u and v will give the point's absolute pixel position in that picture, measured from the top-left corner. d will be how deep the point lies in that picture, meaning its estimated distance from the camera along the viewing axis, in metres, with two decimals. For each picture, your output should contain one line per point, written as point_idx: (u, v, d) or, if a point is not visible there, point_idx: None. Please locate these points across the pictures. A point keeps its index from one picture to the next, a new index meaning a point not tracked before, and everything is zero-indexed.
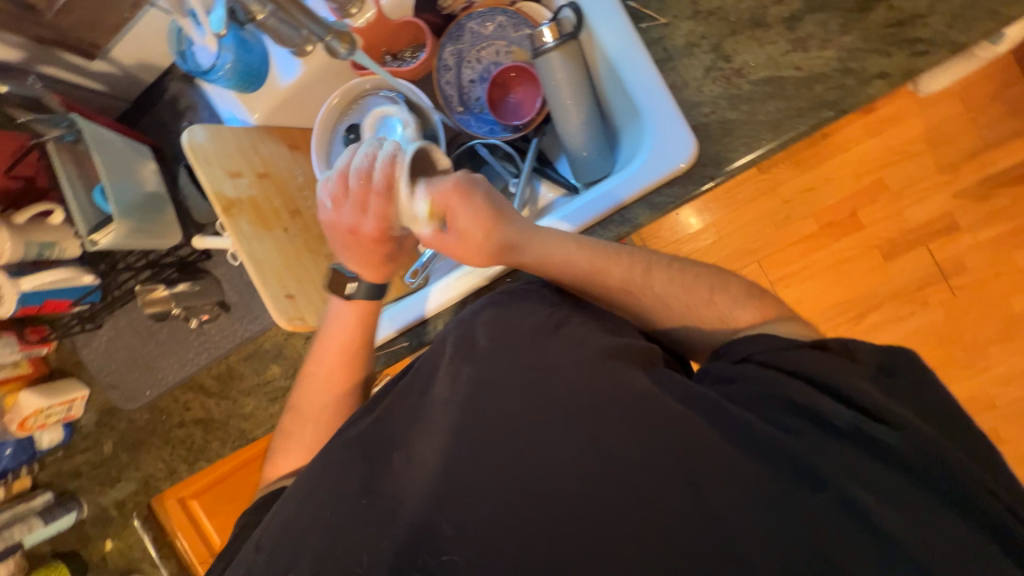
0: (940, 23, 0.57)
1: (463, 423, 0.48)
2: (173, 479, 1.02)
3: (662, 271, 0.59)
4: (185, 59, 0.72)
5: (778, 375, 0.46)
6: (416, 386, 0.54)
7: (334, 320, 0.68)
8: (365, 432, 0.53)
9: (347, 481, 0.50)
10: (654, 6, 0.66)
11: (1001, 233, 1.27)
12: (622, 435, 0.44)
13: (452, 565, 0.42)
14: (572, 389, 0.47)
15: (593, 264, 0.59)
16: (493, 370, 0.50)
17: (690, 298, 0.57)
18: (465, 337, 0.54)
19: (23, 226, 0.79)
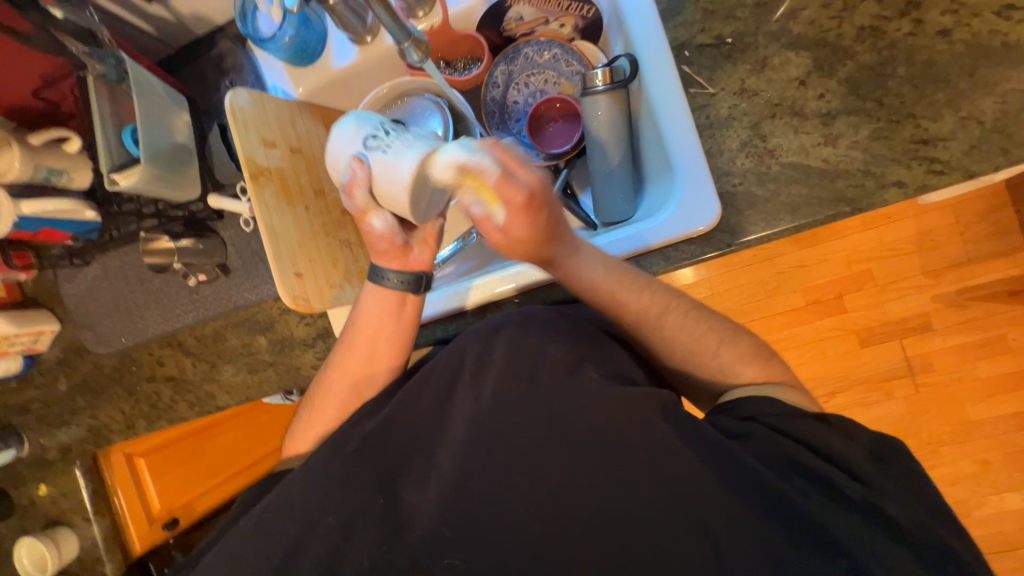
0: (957, 149, 0.62)
1: (474, 437, 0.52)
2: (129, 434, 0.97)
3: (676, 316, 0.60)
4: (244, 21, 0.72)
5: (774, 435, 0.50)
6: (431, 393, 0.56)
7: (364, 307, 0.67)
8: (381, 426, 0.55)
9: (359, 470, 0.52)
10: (705, 75, 0.68)
11: (969, 341, 1.40)
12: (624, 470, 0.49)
13: (453, 567, 0.49)
14: (580, 425, 0.51)
15: (616, 292, 0.59)
16: (511, 394, 0.54)
17: (690, 343, 0.60)
18: (483, 355, 0.57)
19: (35, 148, 0.77)
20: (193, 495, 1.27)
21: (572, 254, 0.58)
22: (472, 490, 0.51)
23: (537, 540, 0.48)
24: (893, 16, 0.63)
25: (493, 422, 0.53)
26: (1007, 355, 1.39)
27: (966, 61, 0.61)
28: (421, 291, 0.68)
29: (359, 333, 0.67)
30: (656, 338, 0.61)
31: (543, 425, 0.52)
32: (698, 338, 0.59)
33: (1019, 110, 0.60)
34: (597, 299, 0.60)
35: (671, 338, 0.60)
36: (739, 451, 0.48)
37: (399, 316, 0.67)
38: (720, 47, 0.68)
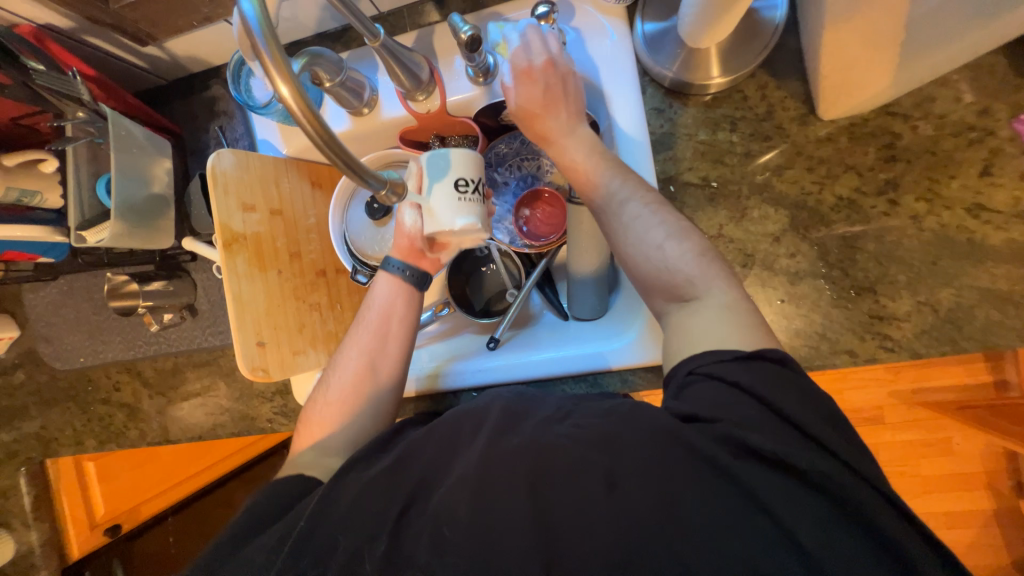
0: (909, 331, 0.64)
1: (473, 498, 0.47)
2: (77, 449, 0.97)
3: (642, 206, 0.59)
4: (238, 85, 0.71)
5: (721, 387, 0.46)
6: (425, 445, 0.54)
7: (376, 297, 0.73)
8: (376, 479, 0.52)
9: (348, 526, 0.49)
10: (686, 213, 0.69)
11: (915, 440, 1.48)
12: (625, 536, 0.42)
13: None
14: (576, 469, 0.46)
15: (593, 166, 0.64)
16: (504, 450, 0.49)
17: (654, 252, 0.57)
18: (480, 422, 0.54)
19: (9, 170, 0.76)
20: (141, 499, 1.28)
21: (557, 137, 0.66)
22: (470, 539, 0.45)
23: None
24: (871, 193, 0.64)
25: (484, 470, 0.48)
26: (947, 458, 1.48)
27: (931, 249, 0.63)
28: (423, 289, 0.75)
29: (371, 319, 0.72)
30: (623, 234, 0.60)
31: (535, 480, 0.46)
32: (658, 224, 0.57)
33: (971, 305, 0.62)
34: (577, 173, 0.65)
35: (637, 240, 0.58)
36: (694, 434, 0.43)
37: (410, 305, 0.74)
38: (705, 189, 0.69)
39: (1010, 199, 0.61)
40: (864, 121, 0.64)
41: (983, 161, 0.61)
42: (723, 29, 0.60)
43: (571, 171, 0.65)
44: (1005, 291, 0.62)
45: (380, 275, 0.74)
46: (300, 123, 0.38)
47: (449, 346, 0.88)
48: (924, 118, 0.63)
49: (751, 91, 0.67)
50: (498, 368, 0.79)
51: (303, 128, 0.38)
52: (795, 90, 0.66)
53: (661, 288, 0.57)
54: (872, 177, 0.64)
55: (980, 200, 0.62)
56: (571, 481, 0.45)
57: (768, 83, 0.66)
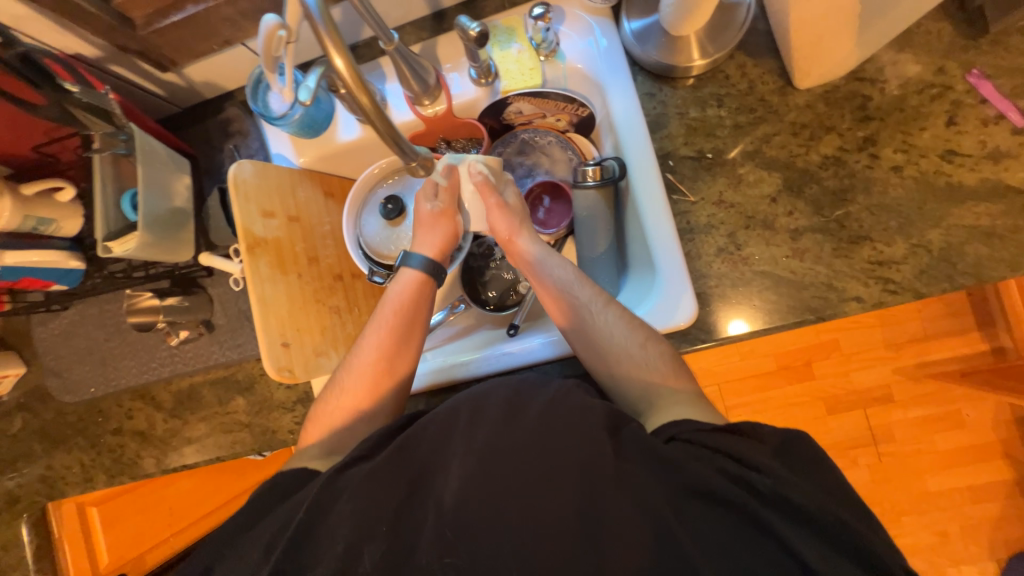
0: (909, 272, 0.68)
1: (482, 476, 0.50)
2: (85, 487, 0.93)
3: (614, 310, 0.69)
4: (257, 99, 0.75)
5: (698, 450, 0.50)
6: (428, 439, 0.55)
7: (396, 291, 0.75)
8: (378, 472, 0.53)
9: (369, 509, 0.51)
10: (686, 184, 0.74)
11: (925, 414, 1.50)
12: (609, 490, 0.47)
13: (453, 566, 0.48)
14: (574, 452, 0.49)
15: (569, 279, 0.72)
16: (507, 437, 0.52)
17: (632, 348, 0.65)
18: (483, 412, 0.56)
19: (26, 198, 0.78)
20: (142, 550, 1.22)
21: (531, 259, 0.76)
22: (476, 512, 0.48)
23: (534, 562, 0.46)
24: (853, 149, 0.70)
25: (495, 451, 0.51)
26: (960, 430, 1.49)
27: (915, 196, 0.69)
28: (439, 281, 0.79)
29: (390, 309, 0.73)
30: (601, 336, 0.67)
31: (532, 454, 0.50)
32: (631, 332, 0.66)
33: (961, 243, 0.67)
34: (553, 296, 0.72)
35: (616, 342, 0.66)
36: (695, 466, 0.47)
37: (428, 297, 0.77)
38: (701, 160, 0.74)
39: (977, 144, 0.67)
40: (836, 87, 0.71)
41: (947, 113, 0.68)
42: (701, 17, 0.67)
43: (552, 269, 0.74)
44: (988, 227, 0.66)
45: (403, 269, 0.77)
46: (351, 91, 0.45)
47: (464, 343, 0.88)
48: (888, 80, 0.70)
49: (732, 71, 0.74)
50: (514, 351, 0.79)
51: (360, 101, 0.46)
52: (771, 66, 0.73)
53: (636, 381, 0.63)
54: (852, 135, 0.70)
55: (951, 147, 0.68)
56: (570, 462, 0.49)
57: (746, 62, 0.73)
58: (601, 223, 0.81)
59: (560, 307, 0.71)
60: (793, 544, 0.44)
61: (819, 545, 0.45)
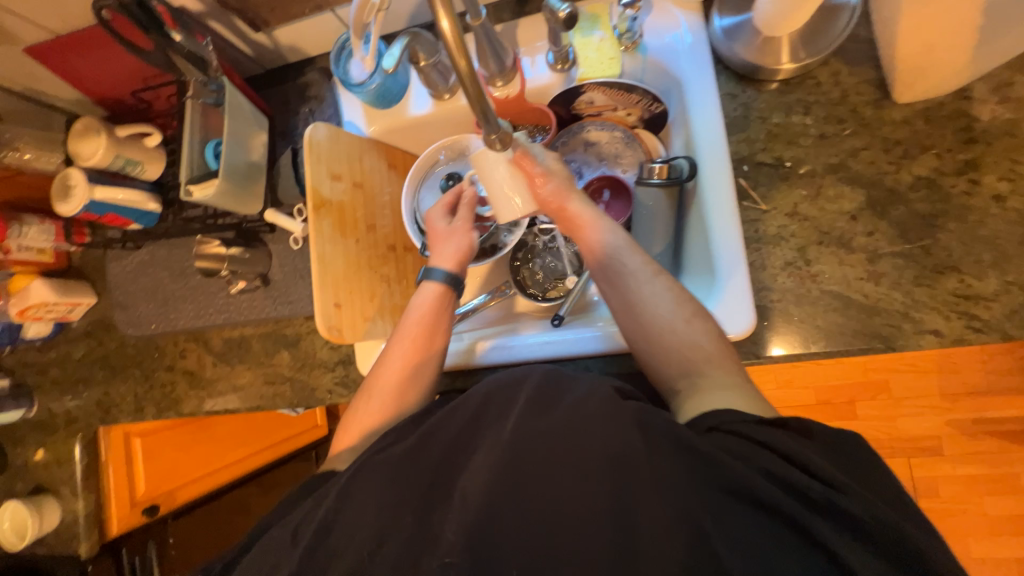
0: (999, 311, 0.63)
1: (506, 470, 0.48)
2: (136, 417, 0.99)
3: (662, 284, 0.67)
4: (338, 64, 0.77)
5: (743, 442, 0.49)
6: (453, 426, 0.55)
7: (420, 301, 0.75)
8: (401, 460, 0.53)
9: (390, 491, 0.51)
10: (760, 191, 0.71)
11: (979, 474, 1.39)
12: (648, 494, 0.45)
13: (454, 567, 0.45)
14: (605, 450, 0.47)
15: (618, 246, 0.70)
16: (538, 429, 0.50)
17: (676, 324, 0.64)
18: (506, 403, 0.55)
19: (120, 139, 0.83)
20: (177, 484, 1.27)
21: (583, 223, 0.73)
22: (501, 507, 0.46)
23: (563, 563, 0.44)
24: (951, 173, 0.65)
25: (523, 445, 0.49)
26: (1016, 497, 1.37)
27: (1016, 230, 0.63)
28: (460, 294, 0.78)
29: (414, 318, 0.74)
30: (645, 311, 0.65)
31: (562, 445, 0.48)
32: (676, 308, 0.64)
33: None
34: (599, 263, 0.71)
35: (661, 315, 0.64)
36: (741, 466, 0.45)
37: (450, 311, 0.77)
38: (778, 168, 0.71)
39: None
40: (941, 104, 0.66)
41: None
42: (801, 16, 0.64)
43: (603, 237, 0.71)
44: None
45: (424, 283, 0.77)
46: (448, 47, 0.47)
47: (500, 330, 0.88)
48: (1000, 102, 0.65)
49: (825, 78, 0.70)
50: (550, 342, 0.78)
51: (454, 62, 0.48)
52: (869, 76, 0.69)
53: (679, 359, 0.62)
54: (952, 157, 0.65)
55: None
56: (601, 462, 0.47)
57: (841, 70, 0.70)
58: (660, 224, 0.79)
59: (605, 275, 0.70)
60: (837, 550, 0.42)
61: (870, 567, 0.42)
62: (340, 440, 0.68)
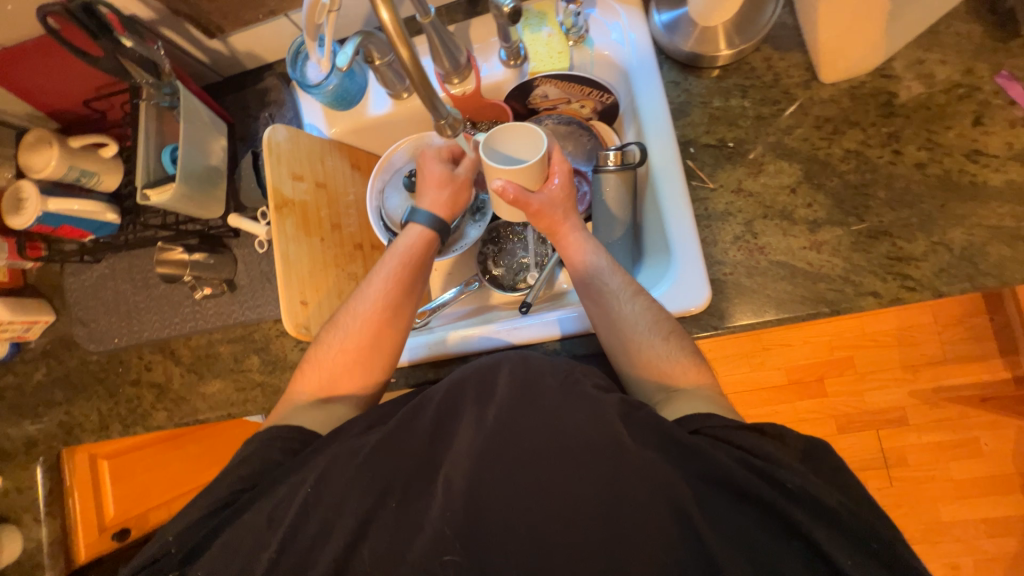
0: (928, 270, 0.67)
1: (485, 458, 0.51)
2: (101, 435, 0.96)
3: (643, 303, 0.68)
4: (295, 66, 0.78)
5: (724, 445, 0.51)
6: (434, 414, 0.56)
7: (403, 243, 0.77)
8: (382, 448, 0.54)
9: (368, 483, 0.52)
10: (707, 171, 0.75)
11: (941, 440, 1.46)
12: (627, 478, 0.48)
13: (453, 564, 0.48)
14: (583, 440, 0.50)
15: (603, 265, 0.73)
16: (520, 417, 0.53)
17: (655, 340, 0.66)
18: (485, 390, 0.57)
19: (73, 149, 0.82)
20: (149, 507, 1.26)
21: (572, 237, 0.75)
22: (482, 494, 0.50)
23: (548, 545, 0.47)
24: (876, 145, 0.71)
25: (503, 436, 0.52)
26: (977, 459, 1.44)
27: (937, 194, 0.68)
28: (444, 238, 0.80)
29: (397, 259, 0.75)
30: (625, 327, 0.67)
31: (543, 435, 0.51)
32: (654, 325, 0.66)
33: (983, 244, 0.66)
34: (581, 278, 0.73)
35: (639, 332, 0.66)
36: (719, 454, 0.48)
37: (433, 254, 0.79)
38: (722, 149, 0.75)
39: (1004, 145, 0.67)
40: (862, 83, 0.72)
41: (974, 113, 0.68)
42: (729, 7, 0.68)
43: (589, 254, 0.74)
44: (1012, 229, 0.65)
45: (410, 224, 0.78)
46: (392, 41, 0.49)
47: (468, 323, 0.89)
48: (916, 78, 0.70)
49: (758, 63, 0.75)
50: (522, 328, 0.80)
51: (397, 53, 0.50)
52: (798, 60, 0.74)
53: (655, 377, 0.65)
54: (876, 131, 0.71)
55: (977, 147, 0.67)
56: (577, 451, 0.50)
57: (772, 55, 0.75)
58: (620, 209, 0.82)
59: (586, 292, 0.72)
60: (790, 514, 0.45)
61: (817, 512, 0.46)
62: (303, 380, 0.71)
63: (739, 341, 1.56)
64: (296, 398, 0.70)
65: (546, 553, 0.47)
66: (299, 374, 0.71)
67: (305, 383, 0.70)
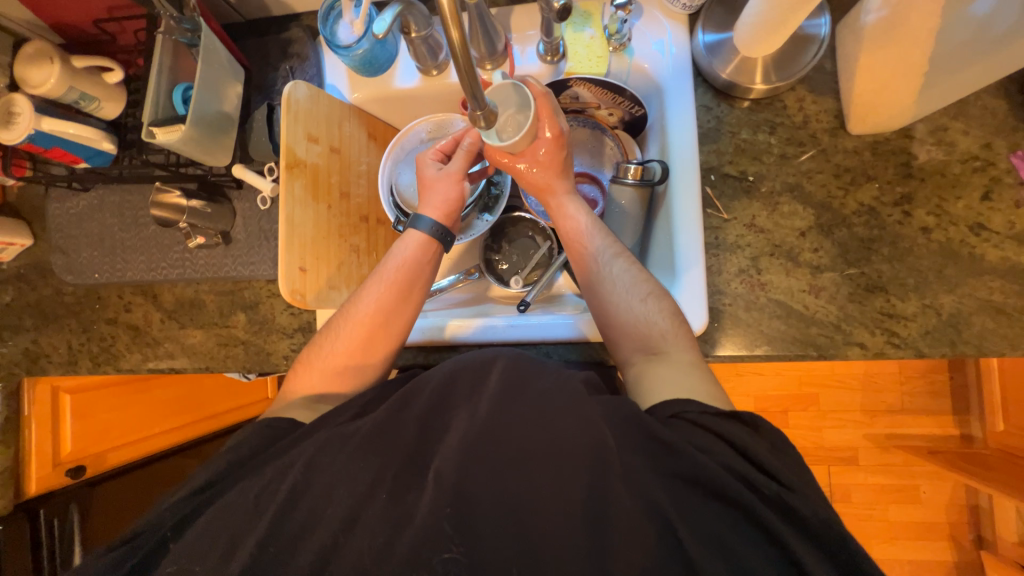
0: (915, 330, 0.70)
1: (473, 453, 0.51)
2: (68, 371, 0.92)
3: (624, 264, 0.71)
4: (326, 24, 0.75)
5: (703, 433, 0.53)
6: (427, 398, 0.57)
7: (400, 247, 0.75)
8: (373, 431, 0.55)
9: (353, 466, 0.53)
10: (723, 201, 0.76)
11: (887, 484, 1.53)
12: (617, 484, 0.48)
13: (453, 561, 0.47)
14: (573, 441, 0.51)
15: (590, 228, 0.76)
16: (509, 412, 0.53)
17: (633, 302, 0.68)
18: (472, 387, 0.57)
19: (76, 70, 0.77)
20: (106, 448, 1.22)
21: (562, 200, 0.78)
22: (473, 488, 0.49)
23: (539, 541, 0.47)
24: (889, 204, 0.72)
25: (493, 430, 0.52)
26: (916, 505, 1.53)
27: (938, 259, 0.71)
28: (445, 247, 0.78)
29: (393, 262, 0.74)
30: (607, 288, 0.70)
31: (538, 435, 0.52)
32: (633, 285, 0.69)
33: (970, 313, 0.69)
34: (569, 241, 0.77)
35: (620, 293, 0.69)
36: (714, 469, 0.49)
37: (434, 258, 0.76)
38: (742, 181, 0.76)
39: (1006, 223, 0.69)
40: (886, 140, 0.73)
41: (984, 187, 0.70)
42: (773, 44, 0.68)
43: (579, 219, 0.77)
44: (999, 303, 0.68)
45: (410, 231, 0.76)
46: (445, 22, 0.46)
47: (468, 311, 0.89)
48: (936, 144, 0.72)
49: (791, 102, 0.76)
50: (523, 325, 0.79)
51: (448, 33, 0.46)
52: (829, 106, 0.75)
53: (636, 340, 0.67)
54: (891, 189, 0.72)
55: (981, 221, 0.70)
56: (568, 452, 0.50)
57: (805, 97, 0.76)
58: (631, 224, 0.82)
59: (576, 256, 0.76)
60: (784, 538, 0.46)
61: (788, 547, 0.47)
62: (299, 377, 0.70)
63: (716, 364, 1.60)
64: (293, 391, 0.70)
65: (537, 549, 0.47)
66: (294, 372, 0.71)
67: (299, 380, 0.70)
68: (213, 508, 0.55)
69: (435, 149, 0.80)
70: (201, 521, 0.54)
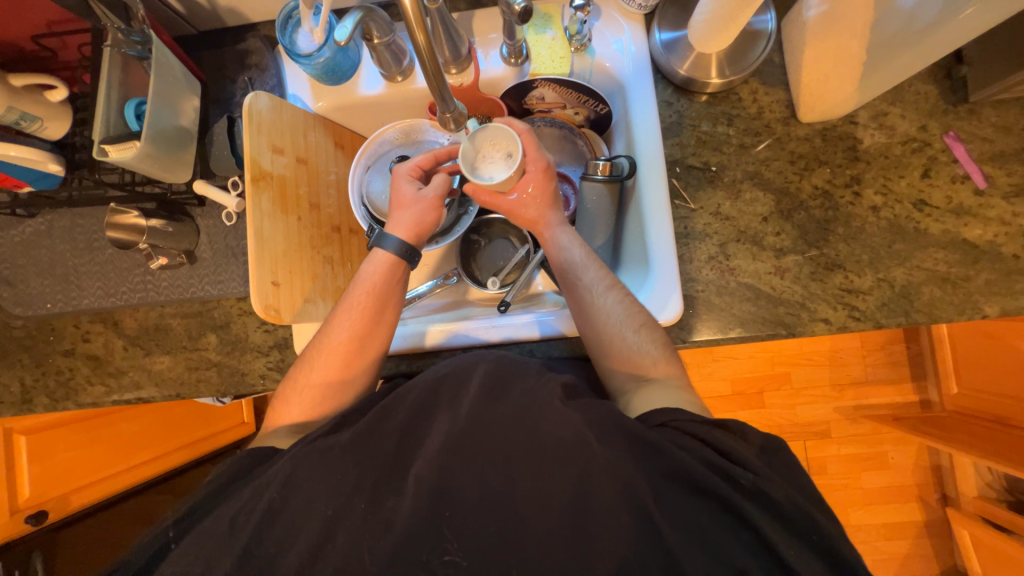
0: (873, 303, 0.75)
1: (455, 460, 0.51)
2: (21, 409, 0.86)
3: (617, 295, 0.71)
4: (283, 33, 0.73)
5: (684, 435, 0.53)
6: (410, 408, 0.57)
7: (367, 271, 0.74)
8: (355, 446, 0.54)
9: (341, 481, 0.52)
10: (690, 192, 0.79)
11: (859, 453, 1.62)
12: (599, 479, 0.49)
13: (453, 565, 0.47)
14: (552, 442, 0.51)
15: (580, 258, 0.75)
16: (486, 413, 0.54)
17: (626, 333, 0.68)
18: (458, 390, 0.58)
19: (14, 89, 0.73)
20: (71, 488, 1.15)
21: (553, 229, 0.78)
22: (457, 490, 0.50)
23: (516, 543, 0.47)
24: (840, 186, 0.77)
25: (470, 432, 0.53)
26: (885, 471, 1.61)
27: (887, 235, 0.75)
28: (412, 264, 0.77)
29: (361, 288, 0.72)
30: (599, 315, 0.70)
31: (518, 433, 0.52)
32: (627, 316, 0.69)
33: (919, 284, 0.74)
34: (559, 269, 0.76)
35: (614, 324, 0.69)
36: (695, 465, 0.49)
37: (401, 276, 0.76)
38: (705, 172, 0.79)
39: (944, 198, 0.75)
40: (833, 127, 0.78)
41: (923, 166, 0.76)
42: (725, 39, 0.71)
43: (568, 248, 0.76)
44: (945, 273, 0.74)
45: (376, 250, 0.75)
46: (409, 21, 0.46)
47: (443, 318, 0.88)
48: (878, 129, 0.77)
49: (745, 94, 0.80)
50: (502, 327, 0.80)
51: (413, 36, 0.48)
52: (780, 97, 0.79)
53: (629, 369, 0.67)
54: (841, 172, 0.77)
55: (922, 197, 0.75)
56: (551, 450, 0.51)
57: (758, 89, 0.80)
58: (605, 219, 0.84)
59: (564, 282, 0.75)
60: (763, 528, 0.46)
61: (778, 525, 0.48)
62: (280, 411, 0.68)
63: (693, 352, 1.65)
64: (276, 425, 0.68)
65: (514, 548, 0.47)
66: (275, 406, 0.69)
67: (281, 415, 0.68)
68: (195, 532, 0.53)
69: (412, 165, 0.78)
70: (181, 551, 0.51)
